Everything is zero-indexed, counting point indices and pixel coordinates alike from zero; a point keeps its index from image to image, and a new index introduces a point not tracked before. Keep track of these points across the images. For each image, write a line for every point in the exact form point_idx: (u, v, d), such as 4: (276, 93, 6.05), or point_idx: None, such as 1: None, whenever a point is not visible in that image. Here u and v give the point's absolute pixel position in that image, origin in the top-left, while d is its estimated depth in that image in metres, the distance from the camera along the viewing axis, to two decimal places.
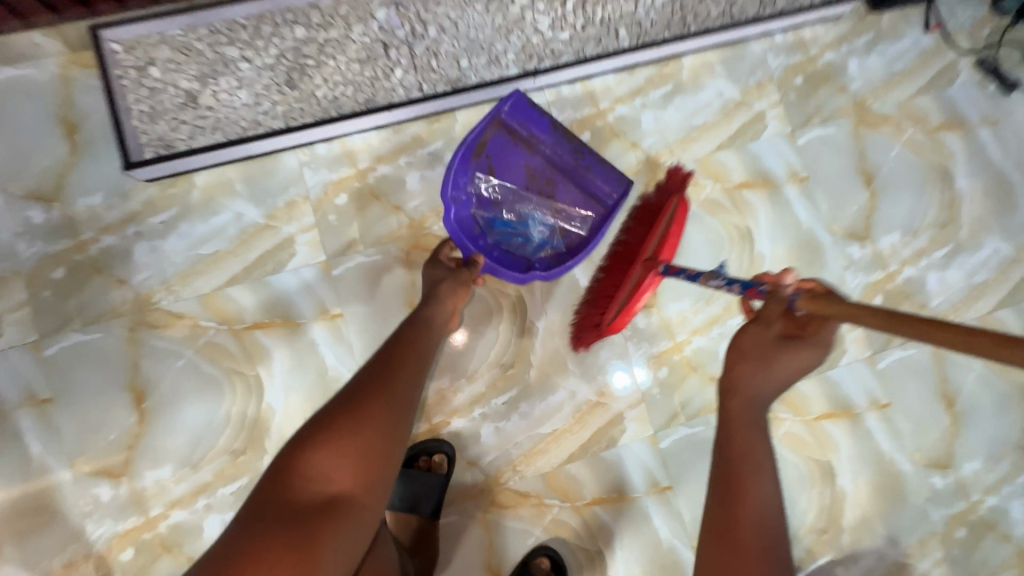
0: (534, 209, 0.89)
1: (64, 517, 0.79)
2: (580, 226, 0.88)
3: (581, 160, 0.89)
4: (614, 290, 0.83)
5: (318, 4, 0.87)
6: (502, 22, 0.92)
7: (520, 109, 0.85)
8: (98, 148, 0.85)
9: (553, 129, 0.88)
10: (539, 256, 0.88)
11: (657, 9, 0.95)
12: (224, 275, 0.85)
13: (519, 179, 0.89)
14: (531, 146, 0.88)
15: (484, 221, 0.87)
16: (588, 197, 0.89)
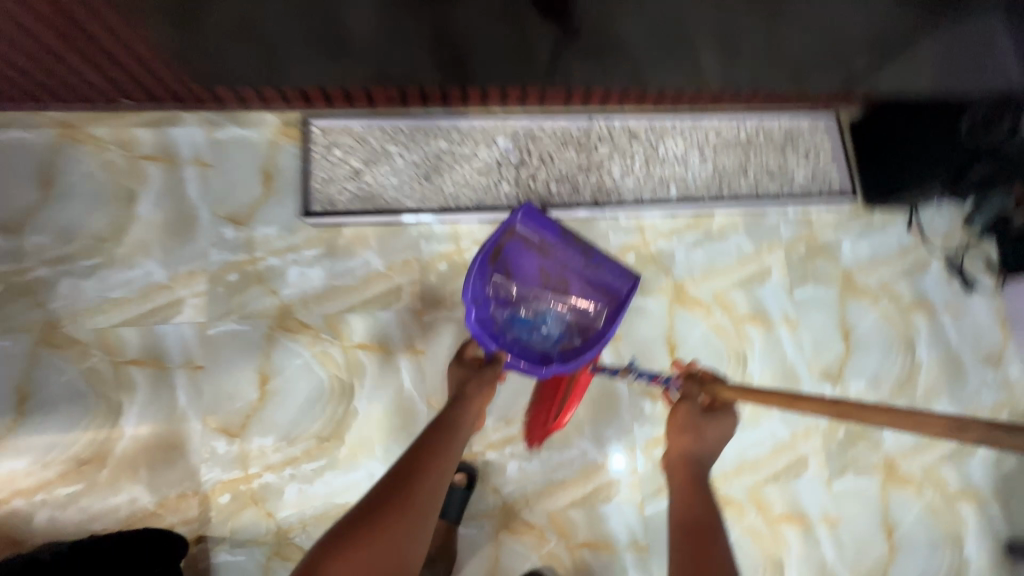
0: (549, 306, 1.10)
1: (187, 458, 1.04)
2: (589, 316, 1.09)
3: (590, 259, 1.08)
4: (553, 393, 1.06)
5: (459, 128, 1.21)
6: (586, 165, 1.25)
7: (532, 218, 1.04)
8: (282, 195, 1.17)
9: (563, 236, 1.07)
10: (555, 348, 1.05)
11: (701, 177, 1.27)
12: (346, 303, 1.14)
13: (535, 279, 1.10)
14: (545, 249, 1.08)
15: (506, 318, 1.06)
16: (597, 291, 1.11)
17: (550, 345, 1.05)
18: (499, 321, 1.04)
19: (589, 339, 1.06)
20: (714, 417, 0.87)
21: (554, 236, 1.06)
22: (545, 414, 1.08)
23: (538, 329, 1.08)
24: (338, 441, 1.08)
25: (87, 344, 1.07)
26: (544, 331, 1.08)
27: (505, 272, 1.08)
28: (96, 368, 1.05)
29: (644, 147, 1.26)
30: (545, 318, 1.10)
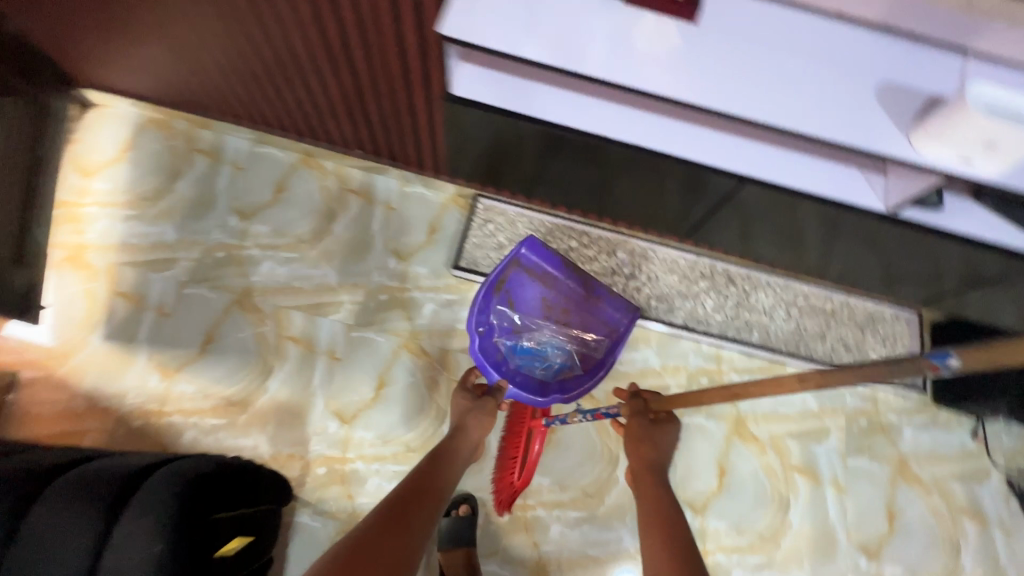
0: (551, 335, 1.30)
1: (305, 428, 1.28)
2: (589, 346, 1.30)
3: (591, 293, 1.29)
4: (515, 454, 1.20)
5: (590, 233, 1.46)
6: (685, 292, 1.46)
7: (534, 251, 1.24)
8: (439, 246, 1.46)
9: (562, 267, 1.28)
10: (556, 375, 1.27)
11: (783, 331, 1.44)
12: (460, 345, 1.38)
13: (537, 311, 1.30)
14: (545, 280, 1.29)
15: (507, 346, 1.26)
16: (595, 322, 1.31)
17: (548, 373, 1.27)
18: (501, 350, 1.24)
19: (589, 366, 1.28)
20: (658, 427, 1.01)
21: (554, 269, 1.27)
22: (506, 475, 1.21)
23: (540, 357, 1.29)
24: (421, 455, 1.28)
25: (266, 315, 1.36)
26: (546, 360, 1.29)
27: (508, 301, 1.27)
28: (266, 335, 1.34)
29: (738, 291, 1.46)
30: (545, 346, 1.30)
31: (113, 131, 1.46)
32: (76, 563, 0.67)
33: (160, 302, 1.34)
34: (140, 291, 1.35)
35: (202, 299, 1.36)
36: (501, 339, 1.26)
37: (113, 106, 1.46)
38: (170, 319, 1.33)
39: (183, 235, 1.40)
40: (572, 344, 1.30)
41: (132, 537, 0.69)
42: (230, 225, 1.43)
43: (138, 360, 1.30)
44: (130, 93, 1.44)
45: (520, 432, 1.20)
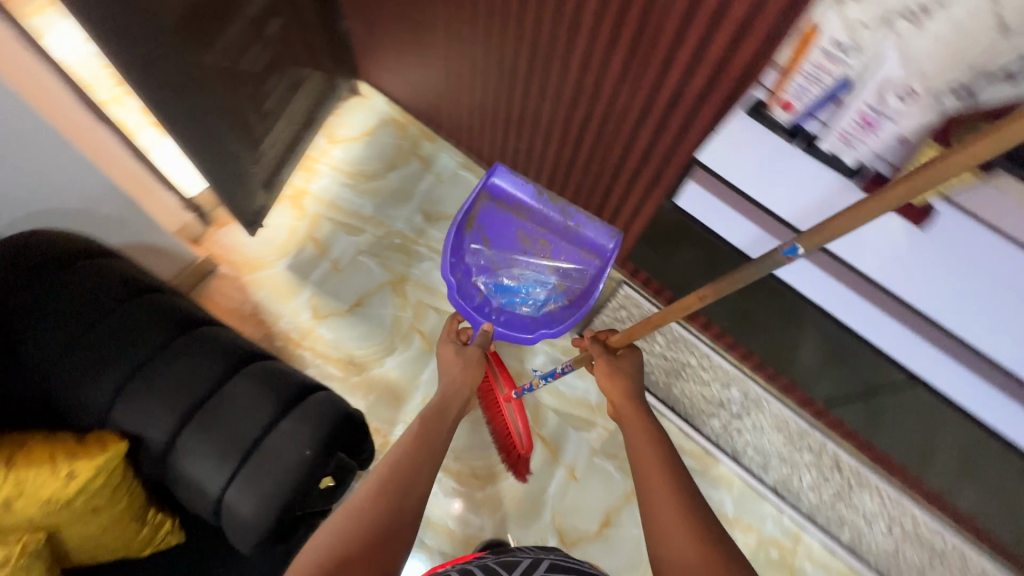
0: (532, 268, 1.25)
1: (398, 412, 1.41)
2: (573, 274, 1.24)
3: (569, 220, 1.20)
4: (507, 430, 1.26)
5: (711, 358, 1.47)
6: (785, 456, 1.41)
7: (504, 183, 1.19)
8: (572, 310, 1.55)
9: (538, 198, 1.20)
10: (545, 311, 1.23)
11: (876, 544, 1.34)
12: (554, 404, 1.45)
13: (512, 245, 1.25)
14: (518, 212, 1.22)
15: (488, 284, 1.24)
16: (583, 250, 1.22)
17: (536, 310, 1.23)
18: (480, 290, 1.22)
19: (573, 298, 1.23)
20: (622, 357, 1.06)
21: (528, 197, 1.20)
22: (511, 449, 1.28)
23: (521, 294, 1.24)
24: (481, 484, 1.36)
25: (410, 304, 1.54)
26: (529, 297, 1.24)
27: (481, 239, 1.24)
28: (403, 321, 1.51)
29: (843, 481, 1.38)
30: (531, 284, 1.25)
31: (362, 116, 1.78)
32: (244, 436, 0.76)
33: (338, 259, 1.58)
34: (327, 243, 1.59)
35: (368, 270, 1.57)
36: (479, 278, 1.24)
37: (373, 98, 1.79)
38: (339, 276, 1.56)
39: (377, 215, 1.65)
40: (555, 276, 1.25)
41: (289, 436, 0.77)
42: (415, 222, 1.65)
43: (301, 296, 1.52)
44: (390, 95, 1.75)
45: (501, 410, 1.25)
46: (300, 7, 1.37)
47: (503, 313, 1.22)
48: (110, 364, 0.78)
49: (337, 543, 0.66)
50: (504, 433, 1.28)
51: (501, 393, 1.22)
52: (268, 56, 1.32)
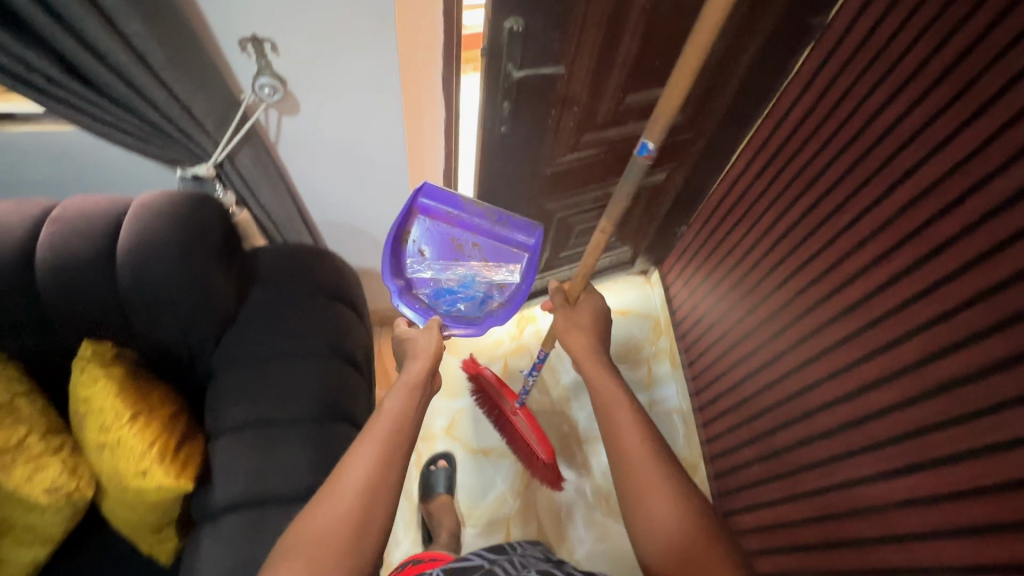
0: (468, 270, 0.95)
1: None
2: (514, 273, 0.94)
3: (494, 220, 0.93)
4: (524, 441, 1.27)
5: None
6: None
7: (431, 200, 0.90)
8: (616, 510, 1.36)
9: (464, 204, 0.91)
10: (485, 308, 0.95)
11: None
12: None
13: (441, 247, 0.94)
14: (442, 219, 0.92)
15: (428, 294, 0.94)
16: (512, 245, 0.94)
17: (481, 309, 0.95)
18: (420, 302, 0.94)
19: (515, 292, 0.95)
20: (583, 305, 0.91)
21: (453, 205, 0.91)
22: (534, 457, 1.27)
23: (460, 299, 0.95)
24: None
25: (523, 497, 1.38)
26: (469, 297, 0.95)
27: (411, 250, 0.93)
28: (506, 504, 1.36)
29: None
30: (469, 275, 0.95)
31: (632, 295, 1.68)
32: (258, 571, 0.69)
33: None
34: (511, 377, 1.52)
35: None
36: (419, 290, 0.94)
37: (653, 287, 1.68)
38: None
39: (570, 390, 1.52)
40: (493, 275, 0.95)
41: None
42: (593, 424, 1.47)
43: (453, 403, 1.48)
44: (670, 297, 1.63)
45: (510, 423, 1.29)
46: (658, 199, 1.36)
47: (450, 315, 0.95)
48: (258, 401, 0.79)
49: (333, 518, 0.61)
50: (515, 445, 1.29)
51: (506, 408, 1.28)
52: (600, 220, 1.34)
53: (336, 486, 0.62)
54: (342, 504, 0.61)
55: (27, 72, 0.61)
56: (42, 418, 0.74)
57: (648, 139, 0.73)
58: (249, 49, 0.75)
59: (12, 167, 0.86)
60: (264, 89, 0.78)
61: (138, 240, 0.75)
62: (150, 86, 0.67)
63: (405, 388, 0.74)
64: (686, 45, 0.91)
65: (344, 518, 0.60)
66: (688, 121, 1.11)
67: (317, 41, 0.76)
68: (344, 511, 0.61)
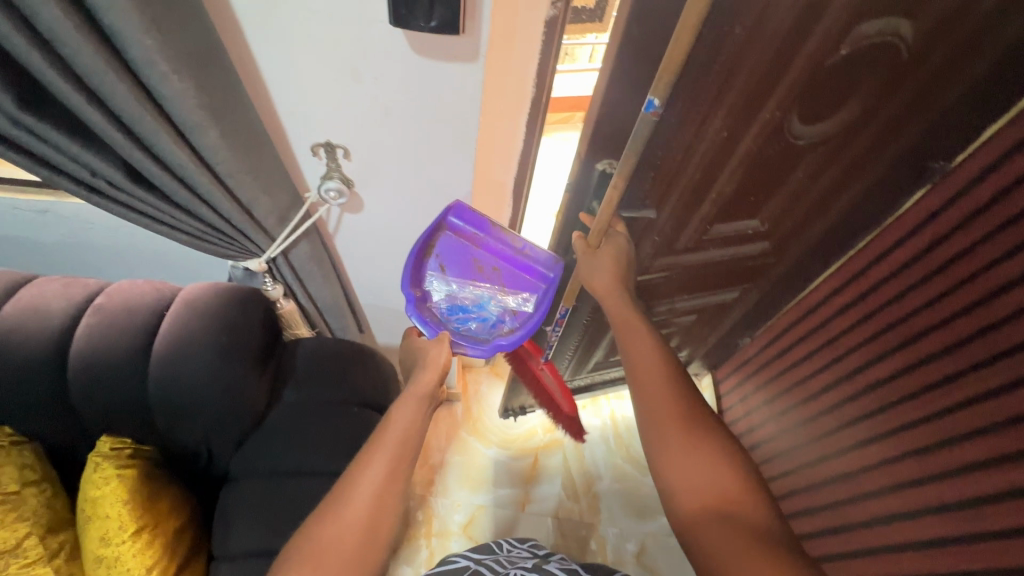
0: (486, 292, 0.83)
1: None
2: (529, 302, 0.83)
3: (519, 248, 0.81)
4: (547, 394, 1.02)
5: None
6: None
7: (462, 215, 0.78)
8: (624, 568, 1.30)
9: (495, 228, 0.80)
10: (494, 334, 0.82)
11: None
12: None
13: (462, 265, 0.82)
14: (467, 237, 0.80)
15: (442, 309, 0.82)
16: (531, 275, 0.83)
17: (491, 333, 0.82)
18: (430, 314, 0.81)
19: (526, 321, 0.82)
20: (602, 253, 0.72)
21: (481, 226, 0.79)
22: (559, 408, 1.03)
23: (471, 318, 0.83)
24: None
25: None
26: (482, 318, 0.83)
27: (433, 262, 0.81)
28: None
29: None
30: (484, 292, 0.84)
31: None
32: None
33: (533, 498, 1.39)
34: (541, 476, 1.42)
35: (543, 539, 1.33)
36: (434, 303, 0.82)
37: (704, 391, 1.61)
38: (519, 517, 1.36)
39: (603, 499, 1.40)
40: (509, 302, 0.83)
41: None
42: (623, 546, 1.34)
43: (475, 497, 1.38)
44: (722, 407, 1.53)
45: (532, 371, 1.00)
46: (728, 313, 1.25)
47: (460, 335, 0.81)
48: (271, 526, 0.73)
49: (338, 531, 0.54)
50: (540, 397, 1.03)
51: (531, 362, 1.00)
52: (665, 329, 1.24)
53: (347, 496, 0.56)
54: (353, 518, 0.55)
55: (91, 177, 0.58)
56: (45, 517, 0.69)
57: (655, 95, 0.54)
58: (321, 153, 0.72)
59: (72, 235, 0.85)
60: (330, 193, 0.74)
61: (177, 341, 0.71)
62: (214, 192, 0.64)
63: (413, 399, 0.67)
64: (788, 181, 0.82)
65: (358, 529, 0.55)
66: (774, 249, 1.01)
67: (393, 148, 0.72)
68: (357, 523, 0.55)
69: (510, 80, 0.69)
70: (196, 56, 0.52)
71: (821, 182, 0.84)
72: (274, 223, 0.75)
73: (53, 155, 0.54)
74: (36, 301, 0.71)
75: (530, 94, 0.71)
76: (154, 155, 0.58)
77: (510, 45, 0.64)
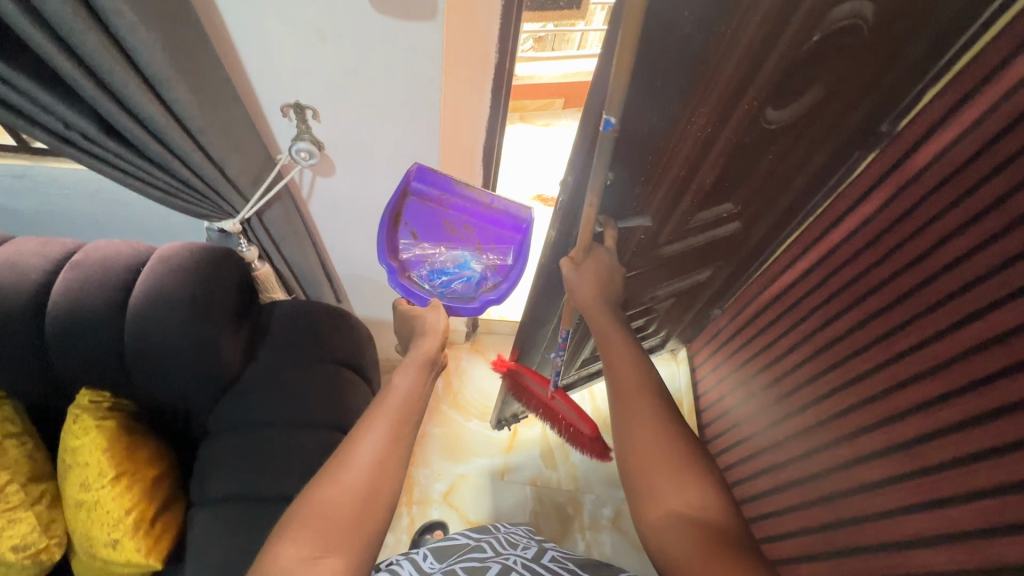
0: (463, 253, 0.87)
1: None
2: (506, 255, 0.87)
3: (486, 203, 0.84)
4: (564, 420, 1.05)
5: None
6: None
7: (426, 177, 0.80)
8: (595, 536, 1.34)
9: (458, 187, 0.82)
10: (480, 292, 0.86)
11: None
12: None
13: (434, 228, 0.86)
14: (434, 202, 0.83)
15: (425, 276, 0.85)
16: (503, 228, 0.86)
17: (475, 291, 0.86)
18: (416, 284, 0.84)
19: (508, 274, 0.86)
20: (591, 262, 0.72)
21: (446, 187, 0.82)
22: (578, 434, 1.05)
23: (454, 280, 0.86)
24: None
25: None
26: (465, 277, 0.86)
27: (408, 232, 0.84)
28: None
29: None
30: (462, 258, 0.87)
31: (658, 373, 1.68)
32: None
33: (512, 468, 1.43)
34: (520, 446, 1.46)
35: (522, 505, 1.37)
36: (415, 272, 0.85)
37: (679, 365, 1.68)
38: (498, 484, 1.40)
39: (581, 468, 1.44)
40: (487, 258, 0.87)
41: None
42: (600, 511, 1.38)
43: (456, 467, 1.41)
44: (696, 382, 1.59)
45: (545, 403, 1.07)
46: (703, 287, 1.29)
47: (448, 298, 0.85)
48: (246, 475, 0.76)
49: (335, 497, 0.53)
50: (554, 424, 1.08)
51: (541, 393, 1.06)
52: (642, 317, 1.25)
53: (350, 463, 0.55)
54: (352, 482, 0.54)
55: (65, 130, 0.60)
56: (27, 466, 0.71)
57: (610, 114, 0.56)
58: (291, 115, 0.75)
59: (50, 200, 0.87)
60: (300, 154, 0.78)
61: (152, 295, 0.74)
62: (186, 147, 0.67)
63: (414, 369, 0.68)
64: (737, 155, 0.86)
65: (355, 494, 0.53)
66: (743, 226, 1.06)
67: (363, 116, 0.75)
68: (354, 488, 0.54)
69: (472, 45, 0.73)
70: (162, 11, 0.55)
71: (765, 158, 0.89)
72: (248, 183, 0.78)
73: (28, 106, 0.57)
74: (14, 258, 0.73)
75: (493, 61, 0.75)
76: (126, 108, 0.61)
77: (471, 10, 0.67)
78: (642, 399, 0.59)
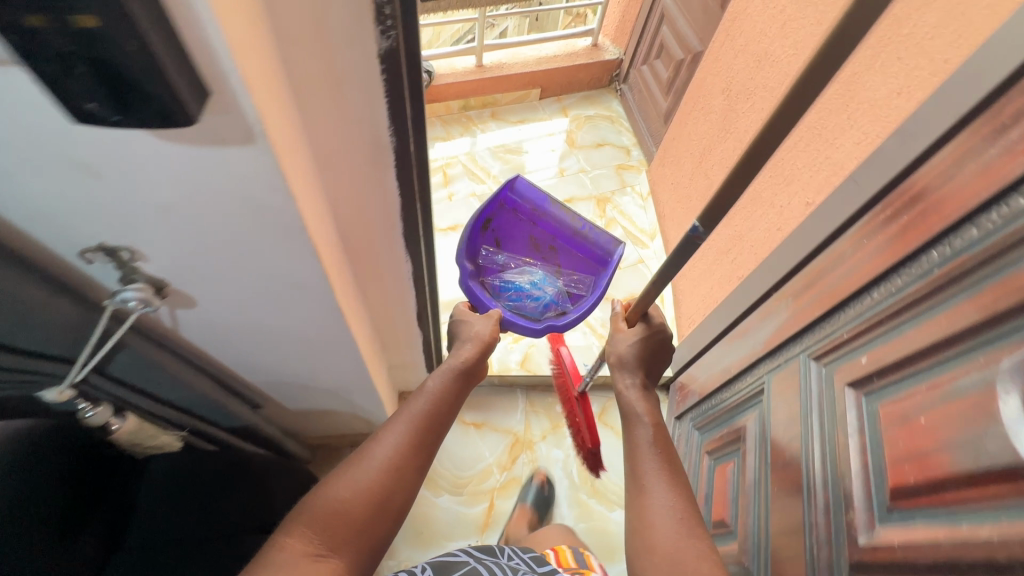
0: (546, 270, 1.48)
1: None
2: (581, 285, 1.45)
3: (579, 226, 1.40)
4: (581, 420, 1.22)
5: None
6: None
7: (523, 188, 1.36)
8: None
9: (550, 204, 1.38)
10: (545, 312, 1.40)
11: None
12: None
13: (523, 250, 1.48)
14: (534, 216, 1.42)
15: (496, 284, 1.40)
16: (582, 261, 1.47)
17: (539, 309, 1.41)
18: (491, 287, 1.39)
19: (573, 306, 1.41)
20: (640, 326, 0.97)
21: (543, 202, 1.38)
22: (584, 435, 1.22)
23: (528, 294, 1.42)
24: None
25: None
26: (540, 292, 1.43)
27: (495, 241, 1.42)
28: None
29: None
30: (538, 282, 1.45)
31: None
32: None
33: None
34: (496, 523, 1.30)
35: None
36: (490, 278, 1.40)
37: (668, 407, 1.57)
38: None
39: None
40: (560, 284, 1.46)
41: None
42: None
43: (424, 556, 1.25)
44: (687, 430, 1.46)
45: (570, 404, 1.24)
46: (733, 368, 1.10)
47: (512, 307, 1.37)
48: None
49: (350, 495, 0.67)
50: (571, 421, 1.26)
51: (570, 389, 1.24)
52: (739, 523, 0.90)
53: (364, 464, 0.69)
54: (367, 477, 0.68)
55: None
56: None
57: (695, 221, 0.66)
58: (100, 258, 0.53)
59: None
60: (129, 305, 0.57)
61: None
62: None
63: (447, 374, 0.85)
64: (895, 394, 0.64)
65: (367, 493, 0.67)
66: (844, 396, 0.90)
67: (205, 253, 0.54)
68: (369, 481, 0.68)
69: (351, 111, 0.54)
70: None
71: (843, 344, 0.76)
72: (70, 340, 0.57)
73: None
74: None
75: (388, 127, 0.57)
76: None
77: (338, 88, 0.51)
78: (659, 453, 0.79)
